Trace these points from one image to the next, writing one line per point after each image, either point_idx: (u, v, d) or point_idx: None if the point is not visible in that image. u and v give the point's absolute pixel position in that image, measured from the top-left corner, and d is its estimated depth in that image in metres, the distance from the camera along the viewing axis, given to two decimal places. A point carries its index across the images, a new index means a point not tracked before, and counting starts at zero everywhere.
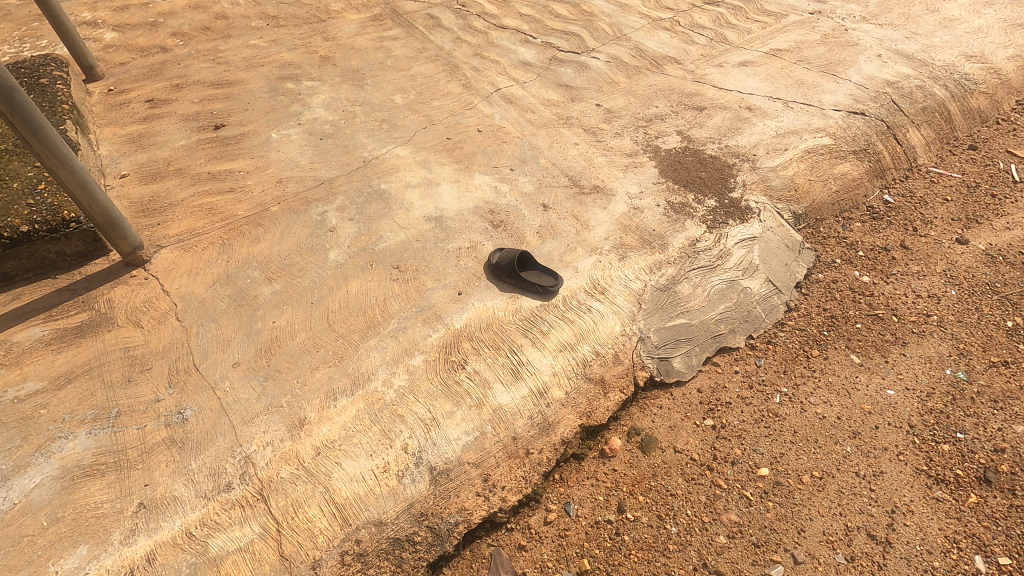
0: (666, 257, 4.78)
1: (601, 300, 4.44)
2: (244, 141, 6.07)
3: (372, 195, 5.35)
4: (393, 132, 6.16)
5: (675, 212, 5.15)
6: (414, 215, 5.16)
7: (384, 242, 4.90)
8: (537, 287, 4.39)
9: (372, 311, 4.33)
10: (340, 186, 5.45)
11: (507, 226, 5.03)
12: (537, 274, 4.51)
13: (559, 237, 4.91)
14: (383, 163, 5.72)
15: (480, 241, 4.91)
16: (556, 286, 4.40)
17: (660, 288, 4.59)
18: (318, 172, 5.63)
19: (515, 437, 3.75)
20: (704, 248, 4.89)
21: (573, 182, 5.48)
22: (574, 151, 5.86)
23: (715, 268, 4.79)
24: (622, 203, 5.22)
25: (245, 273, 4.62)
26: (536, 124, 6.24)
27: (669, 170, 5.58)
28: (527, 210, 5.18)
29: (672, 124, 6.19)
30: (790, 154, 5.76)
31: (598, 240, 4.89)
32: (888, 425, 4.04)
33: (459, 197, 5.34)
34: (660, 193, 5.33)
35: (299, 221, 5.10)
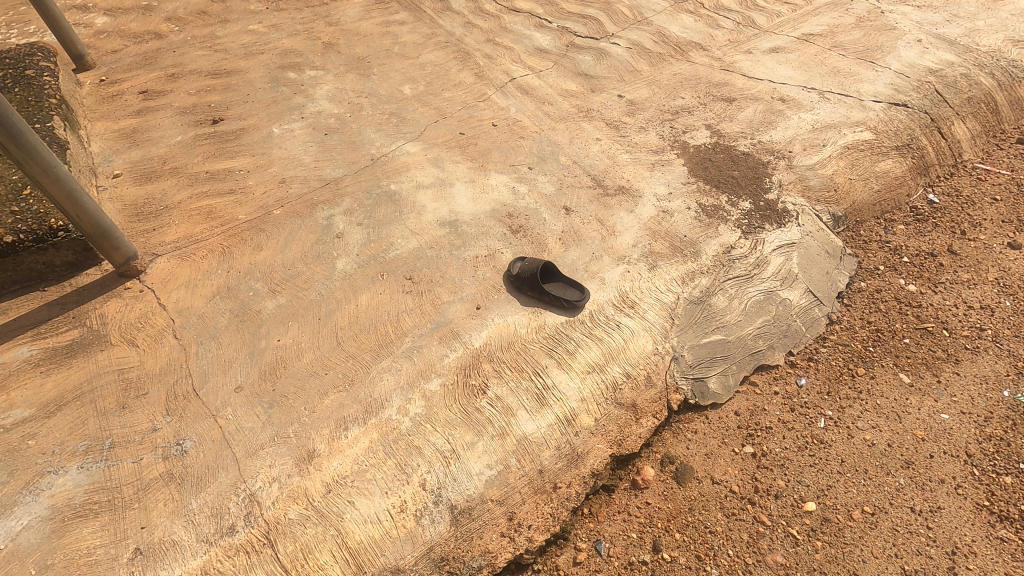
0: (699, 266, 4.44)
1: (630, 316, 4.11)
2: (244, 137, 5.71)
3: (381, 197, 5.00)
4: (403, 126, 5.77)
5: (707, 215, 4.79)
6: (427, 219, 4.81)
7: (396, 250, 4.56)
8: (562, 301, 4.07)
9: (384, 328, 4.02)
10: (347, 188, 5.10)
11: (527, 232, 4.68)
12: (561, 287, 4.18)
13: (583, 244, 4.56)
14: (392, 161, 5.36)
15: (498, 249, 4.56)
16: (582, 300, 4.07)
17: (693, 302, 4.26)
18: (323, 171, 5.27)
19: (541, 470, 3.46)
20: (739, 256, 4.54)
21: (596, 182, 5.11)
22: (596, 148, 5.47)
23: (751, 278, 4.46)
24: (650, 206, 4.86)
25: (246, 285, 4.30)
26: (554, 117, 5.85)
27: (698, 169, 5.20)
28: (548, 214, 4.83)
29: (700, 117, 5.78)
30: (828, 150, 5.36)
31: (625, 247, 4.54)
32: (944, 454, 3.73)
33: (475, 199, 4.98)
34: (690, 194, 4.96)
35: (305, 226, 4.77)
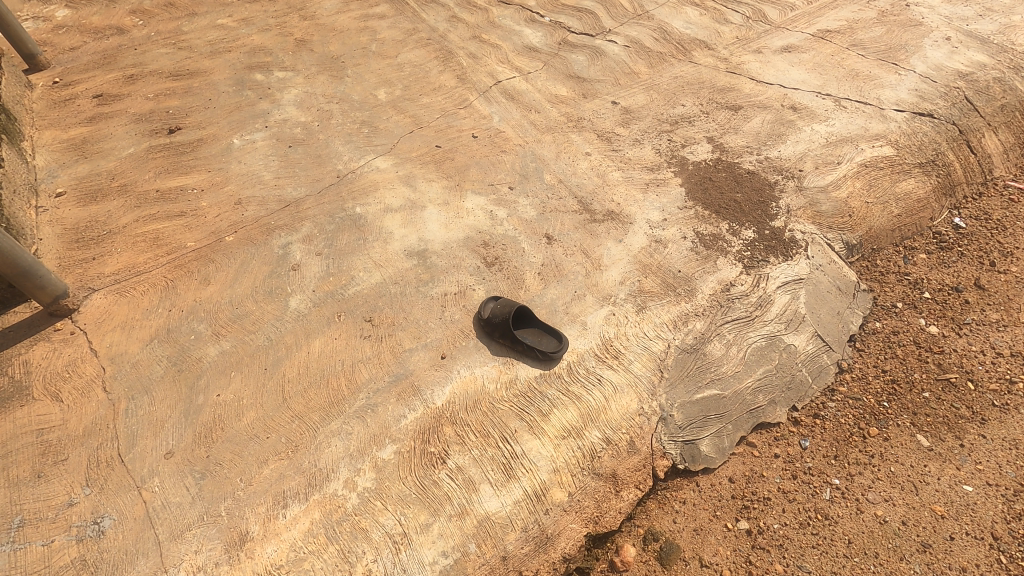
0: (693, 308, 3.97)
1: (613, 368, 3.65)
2: (201, 149, 5.23)
3: (345, 222, 4.53)
4: (374, 137, 5.27)
5: (705, 246, 4.29)
6: (393, 248, 4.35)
7: (357, 285, 4.12)
8: (538, 352, 3.62)
9: (337, 382, 3.60)
10: (308, 210, 4.64)
11: (503, 265, 4.21)
12: (536, 335, 3.73)
13: (564, 281, 4.09)
14: (360, 179, 4.88)
15: (470, 285, 4.10)
16: (560, 351, 3.62)
17: (686, 350, 3.79)
18: (283, 190, 4.80)
19: (504, 556, 3.05)
20: (739, 295, 4.06)
21: (583, 205, 4.61)
22: (585, 164, 4.95)
23: (752, 321, 3.98)
24: (641, 235, 4.37)
25: (188, 326, 3.89)
26: (541, 127, 5.32)
27: (697, 190, 4.67)
28: (528, 243, 4.34)
29: (701, 129, 5.24)
30: (843, 169, 4.81)
31: (611, 284, 4.06)
32: (966, 536, 3.25)
33: (448, 224, 4.50)
34: (686, 221, 4.45)
35: (258, 255, 4.32)
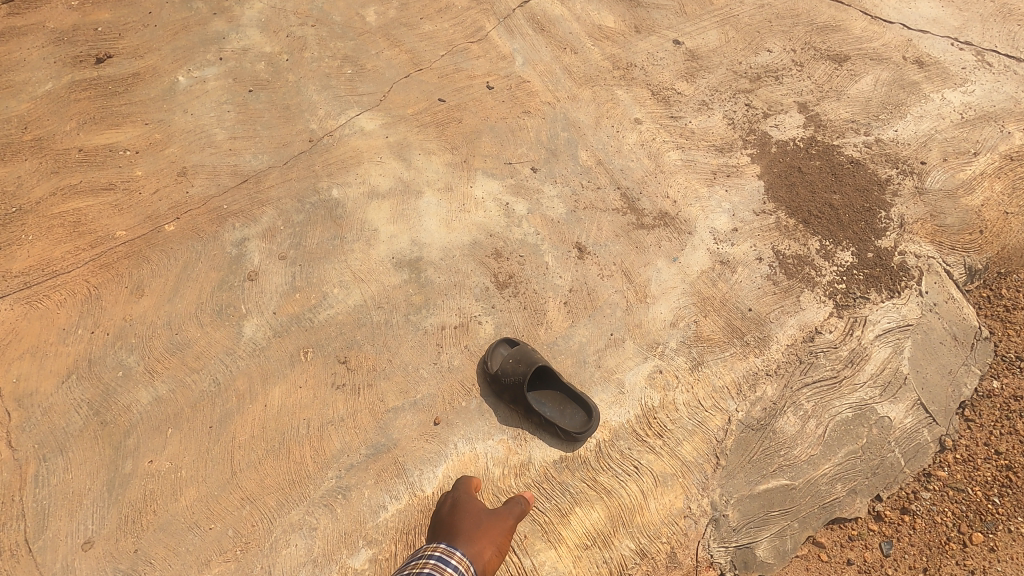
0: (764, 365, 3.05)
1: (655, 452, 2.83)
2: (137, 88, 4.03)
3: (317, 211, 3.50)
4: (359, 81, 4.03)
5: (786, 273, 3.26)
6: (378, 253, 3.35)
7: (330, 306, 3.20)
8: (558, 429, 2.79)
9: (301, 452, 2.82)
10: (270, 190, 3.58)
11: (520, 288, 3.23)
12: (558, 402, 2.89)
13: (598, 317, 3.14)
14: (339, 146, 3.75)
15: (475, 315, 3.16)
16: (587, 432, 2.78)
17: (750, 426, 2.94)
18: (240, 158, 3.71)
19: None
20: (825, 348, 3.11)
21: (628, 202, 3.50)
22: (633, 137, 3.75)
23: (839, 385, 3.06)
24: (703, 252, 3.32)
25: (115, 358, 3.04)
26: (577, 77, 4.02)
27: (781, 187, 3.52)
28: (553, 256, 3.32)
29: (791, 88, 3.91)
30: (980, 163, 3.59)
31: (659, 326, 3.11)
32: None
33: (449, 222, 3.45)
34: (764, 234, 3.37)
35: (205, 255, 3.35)
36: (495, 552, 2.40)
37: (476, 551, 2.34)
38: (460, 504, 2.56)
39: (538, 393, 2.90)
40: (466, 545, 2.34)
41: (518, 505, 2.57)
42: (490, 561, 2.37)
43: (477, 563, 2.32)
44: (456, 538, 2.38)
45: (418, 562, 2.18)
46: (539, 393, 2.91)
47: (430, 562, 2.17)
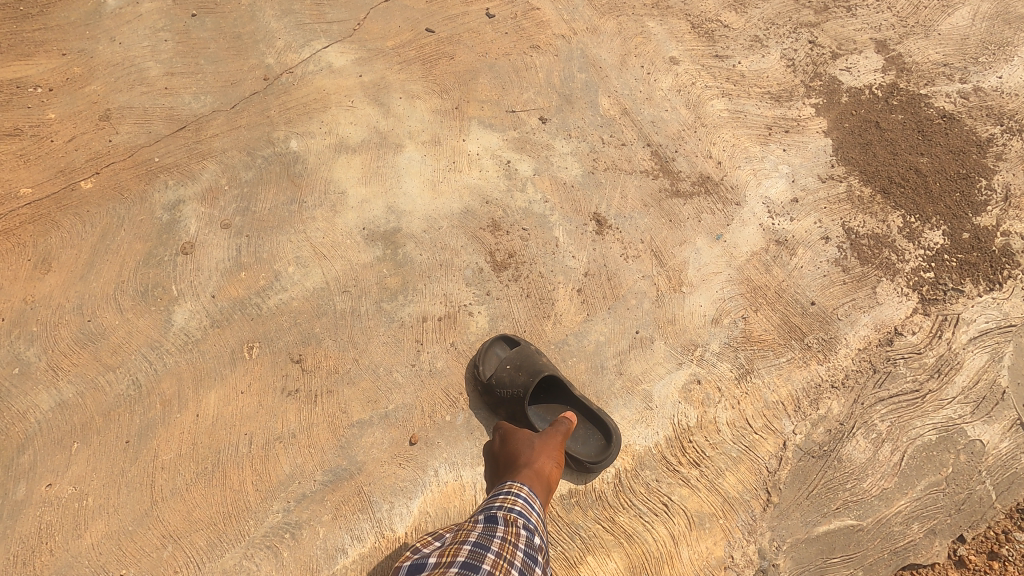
0: (829, 374, 2.41)
1: (689, 485, 2.24)
2: (54, 9, 3.25)
3: (271, 167, 2.80)
4: (329, 6, 3.26)
5: (860, 258, 2.58)
6: (346, 223, 2.68)
7: (283, 290, 2.54)
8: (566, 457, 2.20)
9: (240, 477, 2.23)
10: (213, 140, 2.87)
11: (522, 270, 2.57)
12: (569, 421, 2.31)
13: (620, 310, 2.50)
14: (301, 85, 3.01)
15: (466, 304, 2.51)
16: (603, 463, 2.18)
17: (810, 452, 2.31)
18: (178, 99, 2.97)
19: None
20: (906, 353, 2.44)
21: (660, 162, 2.79)
22: (668, 80, 3.00)
23: (921, 401, 2.37)
24: (754, 229, 2.64)
25: (10, 352, 2.41)
26: (600, 5, 3.24)
27: (853, 146, 2.79)
28: (564, 230, 2.65)
29: (867, 22, 3.13)
30: None
31: (698, 323, 2.48)
32: None
33: (436, 184, 2.76)
34: (832, 206, 2.67)
35: (129, 221, 2.68)
36: (556, 466, 1.98)
37: (537, 468, 1.92)
38: (508, 433, 2.12)
39: (544, 408, 2.33)
40: (527, 470, 1.90)
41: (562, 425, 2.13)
42: (552, 476, 1.95)
43: (541, 481, 1.89)
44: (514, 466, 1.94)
45: (502, 491, 1.79)
46: (546, 408, 2.33)
47: (517, 498, 1.75)
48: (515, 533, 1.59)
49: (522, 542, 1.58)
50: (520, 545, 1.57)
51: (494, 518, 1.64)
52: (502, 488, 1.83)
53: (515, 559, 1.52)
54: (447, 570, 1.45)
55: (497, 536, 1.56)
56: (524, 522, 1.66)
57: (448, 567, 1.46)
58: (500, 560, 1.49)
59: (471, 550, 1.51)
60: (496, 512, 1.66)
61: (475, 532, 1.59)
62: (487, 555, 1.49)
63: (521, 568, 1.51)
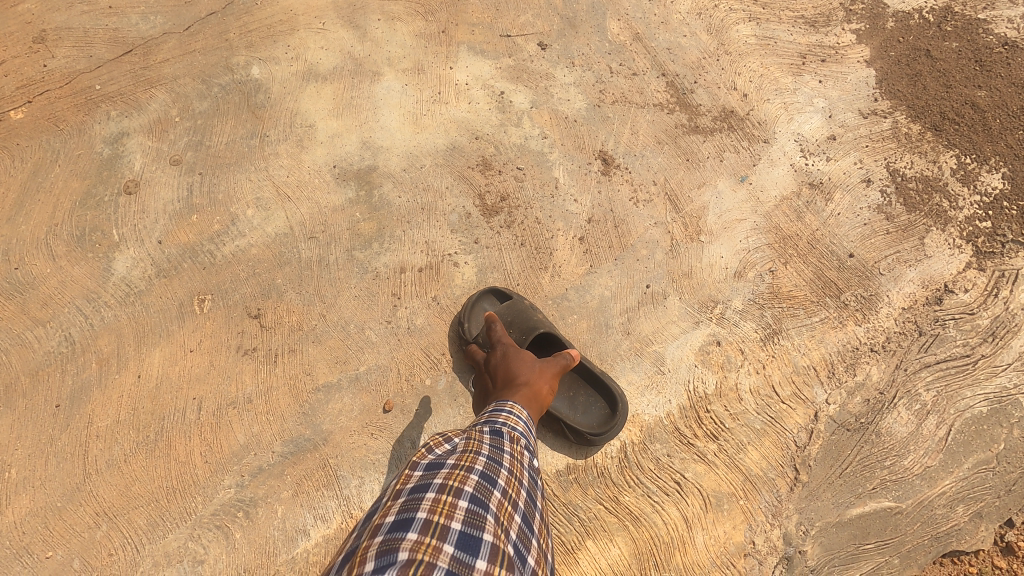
0: (868, 337, 2.09)
1: (704, 461, 1.94)
2: None
3: (229, 97, 2.43)
4: None
5: (906, 203, 2.24)
6: (314, 160, 2.33)
7: (240, 235, 2.20)
8: (563, 427, 1.91)
9: (187, 447, 1.93)
10: (163, 65, 2.49)
11: (515, 215, 2.23)
12: (567, 384, 2.00)
13: (628, 261, 2.17)
14: (266, 5, 2.62)
15: (450, 253, 2.18)
16: (606, 434, 1.88)
17: (844, 425, 1.99)
18: (124, 19, 2.59)
19: None
20: (956, 314, 2.09)
21: (676, 94, 2.42)
22: (687, 2, 2.61)
23: (973, 367, 2.01)
24: (785, 170, 2.29)
25: None
26: None
27: (900, 78, 2.43)
28: (565, 171, 2.30)
29: None
30: None
31: (718, 276, 2.15)
32: None
33: (419, 117, 2.40)
34: (874, 145, 2.32)
35: (65, 156, 2.33)
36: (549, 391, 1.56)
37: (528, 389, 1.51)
38: (508, 351, 1.72)
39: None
40: (522, 389, 1.51)
41: (564, 357, 1.71)
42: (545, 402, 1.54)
43: (532, 405, 1.49)
44: (509, 383, 1.54)
45: (498, 407, 1.43)
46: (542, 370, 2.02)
47: (521, 419, 1.41)
48: (522, 453, 1.29)
49: (527, 463, 1.29)
50: (526, 466, 1.28)
51: (500, 432, 1.31)
52: (498, 406, 1.44)
53: (525, 480, 1.23)
54: (467, 476, 1.11)
55: (508, 451, 1.25)
56: (528, 444, 1.36)
57: (467, 474, 1.12)
58: (514, 480, 1.19)
59: (487, 461, 1.18)
60: (501, 427, 1.32)
61: (484, 441, 1.25)
62: (501, 470, 1.19)
63: (529, 491, 1.24)
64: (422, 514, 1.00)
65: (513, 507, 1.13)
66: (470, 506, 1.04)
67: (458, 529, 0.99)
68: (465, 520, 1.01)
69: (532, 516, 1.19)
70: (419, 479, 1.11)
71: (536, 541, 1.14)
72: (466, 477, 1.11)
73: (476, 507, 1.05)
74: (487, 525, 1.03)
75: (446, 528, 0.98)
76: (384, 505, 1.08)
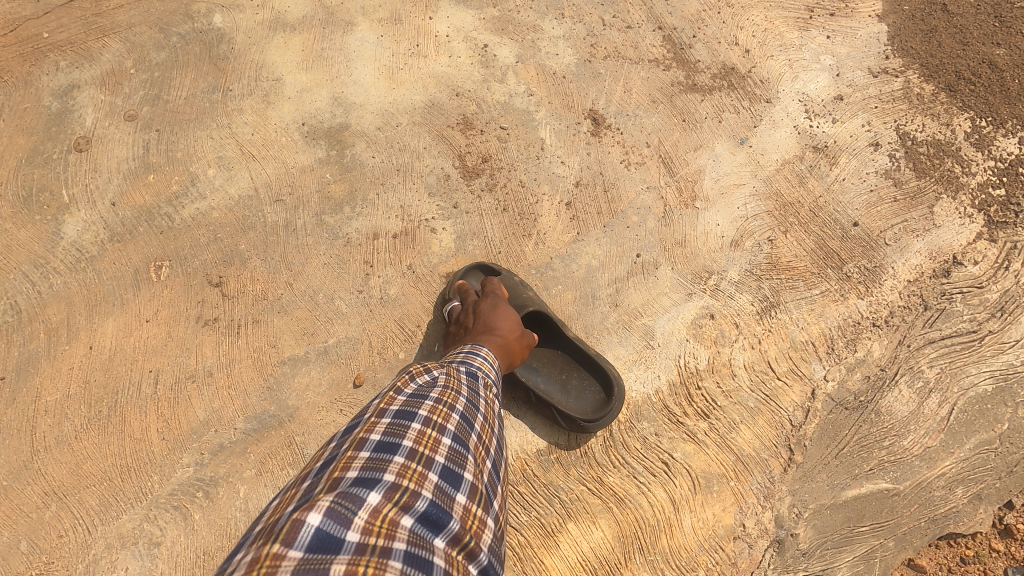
0: (871, 310, 1.97)
1: (693, 440, 1.84)
2: None
3: (189, 48, 2.24)
4: None
5: (916, 169, 2.09)
6: (281, 116, 2.15)
7: (200, 197, 2.04)
8: (554, 413, 1.77)
9: (142, 422, 1.80)
10: (117, 12, 2.29)
11: (497, 178, 2.08)
12: (557, 369, 1.86)
13: (618, 228, 2.02)
14: None
15: (427, 218, 2.03)
16: (602, 420, 1.74)
17: (842, 404, 1.88)
18: None
19: None
20: (965, 288, 1.96)
21: (673, 50, 2.25)
22: None
23: (979, 343, 1.89)
24: (787, 132, 2.14)
25: None
26: None
27: (914, 35, 2.26)
28: (553, 131, 2.14)
29: None
30: None
31: (713, 245, 2.01)
32: None
33: (395, 71, 2.22)
34: (884, 105, 2.17)
35: (10, 110, 2.14)
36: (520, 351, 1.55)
37: (503, 340, 1.48)
38: (499, 302, 1.65)
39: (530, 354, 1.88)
40: (495, 337, 1.47)
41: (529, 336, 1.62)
42: (513, 359, 1.52)
43: (503, 357, 1.46)
44: (485, 330, 1.51)
45: (474, 351, 1.35)
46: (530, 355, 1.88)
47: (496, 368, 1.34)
48: (499, 400, 1.23)
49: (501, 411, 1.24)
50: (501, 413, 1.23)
51: (477, 375, 1.23)
52: (474, 348, 1.38)
53: (500, 427, 1.18)
54: (451, 412, 1.04)
55: (488, 395, 1.19)
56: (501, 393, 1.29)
57: (451, 410, 1.05)
58: (490, 425, 1.13)
59: (469, 401, 1.11)
60: (480, 370, 1.25)
61: (464, 380, 1.17)
62: (480, 414, 1.12)
63: (502, 438, 1.18)
64: (407, 443, 0.94)
65: (487, 453, 1.08)
66: (453, 444, 0.99)
67: (441, 464, 0.94)
68: (447, 456, 0.96)
69: (501, 460, 1.15)
70: (401, 404, 1.03)
71: (502, 488, 1.10)
72: (450, 414, 1.03)
73: (458, 446, 1.00)
74: (469, 465, 0.99)
75: (429, 461, 0.93)
76: (362, 422, 1.00)
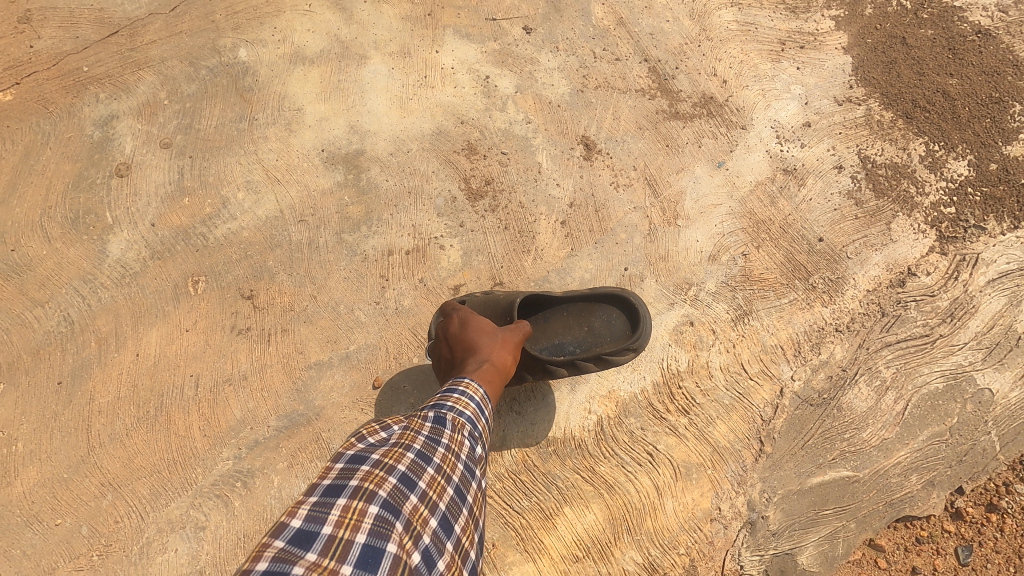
0: (834, 317, 2.20)
1: (675, 434, 2.07)
2: None
3: (217, 80, 2.46)
4: None
5: (876, 190, 2.33)
6: (302, 143, 2.37)
7: (232, 218, 2.26)
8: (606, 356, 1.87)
9: (185, 422, 2.02)
10: (151, 47, 2.50)
11: (499, 199, 2.30)
12: (577, 327, 1.99)
13: (608, 244, 2.25)
14: None
15: (436, 236, 2.25)
16: (643, 329, 1.88)
17: (808, 401, 2.11)
18: None
19: None
20: (918, 296, 2.19)
21: (658, 80, 2.48)
22: None
23: (931, 346, 2.13)
24: (760, 156, 2.37)
25: None
26: None
27: (876, 66, 2.49)
28: (549, 156, 2.36)
29: None
30: None
31: (693, 259, 2.24)
32: None
33: (405, 101, 2.44)
34: (848, 132, 2.40)
35: (56, 139, 2.36)
36: (512, 359, 1.72)
37: (496, 363, 1.65)
38: (467, 318, 1.81)
39: (547, 338, 1.99)
40: (484, 362, 1.64)
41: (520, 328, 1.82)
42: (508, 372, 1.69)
43: (496, 377, 1.63)
44: (472, 356, 1.67)
45: (452, 389, 1.52)
46: (549, 338, 1.99)
47: (471, 403, 1.48)
48: (459, 445, 1.38)
49: (463, 455, 1.38)
50: (461, 459, 1.37)
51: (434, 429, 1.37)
52: (455, 383, 1.55)
53: (451, 480, 1.31)
54: (381, 486, 1.19)
55: (439, 447, 1.33)
56: (472, 431, 1.43)
57: (381, 483, 1.19)
58: (434, 485, 1.27)
59: (410, 464, 1.26)
60: (444, 416, 1.40)
61: (412, 442, 1.32)
62: (420, 479, 1.26)
63: (456, 486, 1.32)
64: (326, 530, 1.09)
65: (427, 513, 1.22)
66: (376, 520, 1.13)
67: (360, 543, 1.08)
68: (368, 533, 1.11)
69: (453, 513, 1.29)
70: (333, 484, 1.19)
71: (450, 542, 1.24)
72: (378, 487, 1.18)
73: (382, 520, 1.14)
74: (392, 537, 1.13)
75: (347, 544, 1.07)
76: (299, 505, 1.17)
